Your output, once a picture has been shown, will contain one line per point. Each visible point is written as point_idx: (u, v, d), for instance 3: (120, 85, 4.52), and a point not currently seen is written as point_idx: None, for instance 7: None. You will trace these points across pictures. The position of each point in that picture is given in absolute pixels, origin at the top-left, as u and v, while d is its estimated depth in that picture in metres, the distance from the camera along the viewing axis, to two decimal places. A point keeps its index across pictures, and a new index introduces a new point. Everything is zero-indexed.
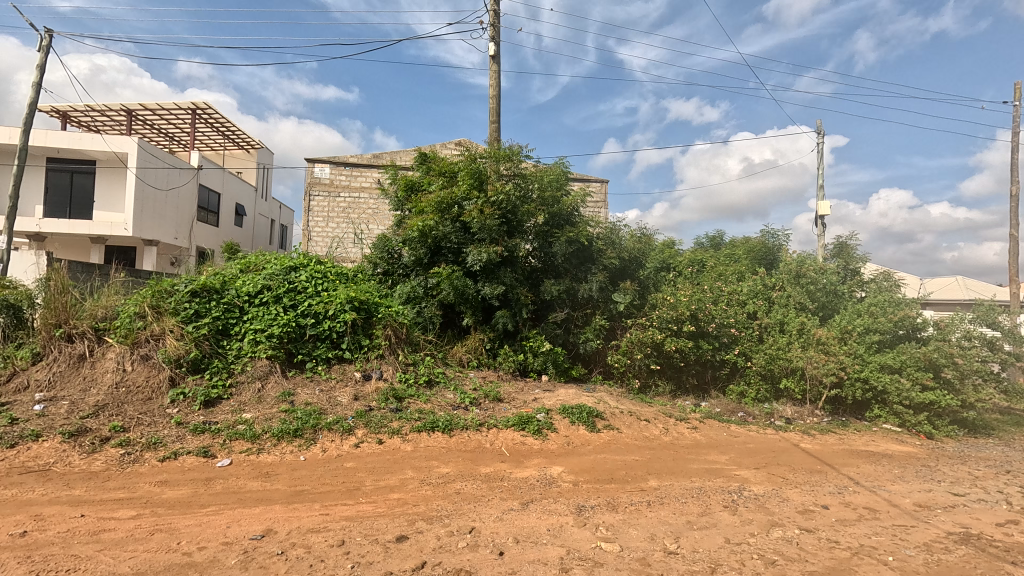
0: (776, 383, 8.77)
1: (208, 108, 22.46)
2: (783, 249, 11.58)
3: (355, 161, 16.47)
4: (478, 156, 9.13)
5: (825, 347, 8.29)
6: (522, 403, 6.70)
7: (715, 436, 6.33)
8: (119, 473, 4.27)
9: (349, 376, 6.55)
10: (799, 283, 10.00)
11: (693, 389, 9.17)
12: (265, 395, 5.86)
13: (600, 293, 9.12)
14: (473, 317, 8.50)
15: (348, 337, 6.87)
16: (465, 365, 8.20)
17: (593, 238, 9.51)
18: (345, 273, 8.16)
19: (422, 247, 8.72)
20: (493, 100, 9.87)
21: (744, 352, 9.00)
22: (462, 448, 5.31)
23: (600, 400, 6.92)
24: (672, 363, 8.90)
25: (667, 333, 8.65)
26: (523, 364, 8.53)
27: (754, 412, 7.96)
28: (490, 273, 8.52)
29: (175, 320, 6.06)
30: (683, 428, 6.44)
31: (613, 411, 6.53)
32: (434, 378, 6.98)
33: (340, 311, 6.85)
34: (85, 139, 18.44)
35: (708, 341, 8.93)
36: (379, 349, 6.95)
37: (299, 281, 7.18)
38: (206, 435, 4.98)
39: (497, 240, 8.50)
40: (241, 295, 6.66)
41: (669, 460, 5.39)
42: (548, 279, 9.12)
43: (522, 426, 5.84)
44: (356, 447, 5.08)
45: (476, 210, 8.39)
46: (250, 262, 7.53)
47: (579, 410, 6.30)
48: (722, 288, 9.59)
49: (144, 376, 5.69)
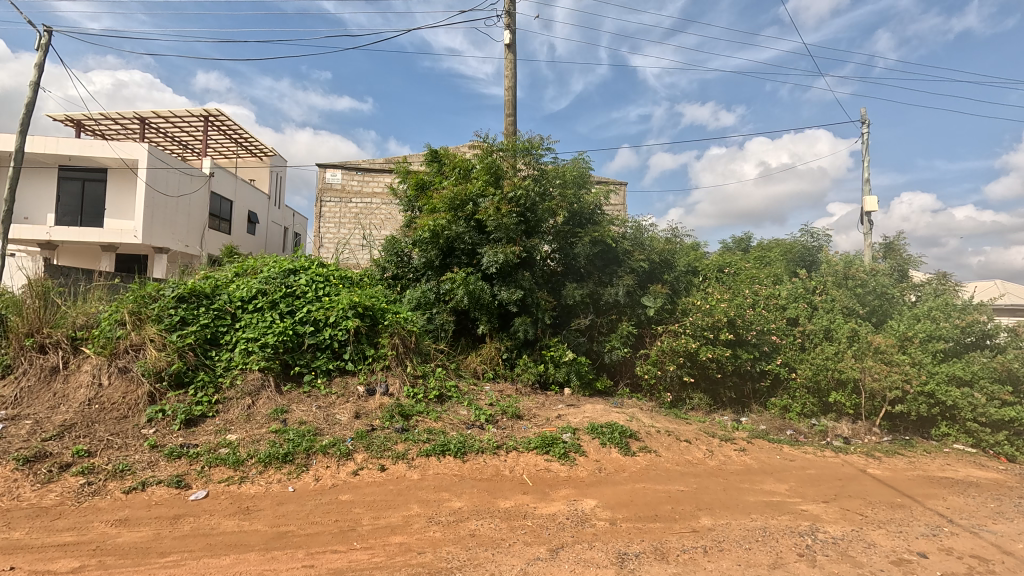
0: (824, 397, 7.92)
1: (220, 115, 22.27)
2: (823, 250, 10.71)
3: (367, 166, 15.97)
4: (495, 149, 8.47)
5: (885, 356, 7.35)
6: (544, 421, 5.96)
7: (767, 460, 5.51)
8: (72, 509, 3.61)
9: (351, 391, 5.89)
10: (845, 286, 9.15)
11: (731, 403, 8.33)
12: (255, 413, 5.18)
13: (627, 298, 8.38)
14: (488, 324, 7.76)
15: (350, 346, 6.21)
16: (480, 377, 7.47)
17: (618, 238, 8.77)
18: (350, 277, 7.52)
19: (434, 248, 8.05)
20: (510, 92, 9.23)
21: (789, 362, 8.18)
22: (478, 476, 4.58)
23: (632, 417, 6.14)
24: (707, 373, 8.11)
25: (702, 342, 7.90)
26: (543, 376, 7.77)
27: (805, 430, 7.10)
28: (507, 277, 7.82)
29: (157, 328, 5.44)
30: (730, 450, 5.63)
31: (648, 430, 5.75)
32: (446, 393, 6.28)
33: (342, 318, 6.20)
34: (96, 147, 18.18)
35: (747, 350, 8.12)
36: (385, 360, 6.27)
37: (298, 285, 6.56)
38: (182, 461, 4.32)
39: (514, 242, 7.81)
40: (234, 300, 6.05)
41: (720, 490, 4.60)
42: (570, 282, 8.39)
43: (546, 449, 5.10)
44: (354, 476, 4.37)
45: (491, 208, 7.69)
46: (246, 266, 6.91)
47: (611, 429, 5.54)
48: (760, 292, 8.83)
49: (120, 392, 5.08)
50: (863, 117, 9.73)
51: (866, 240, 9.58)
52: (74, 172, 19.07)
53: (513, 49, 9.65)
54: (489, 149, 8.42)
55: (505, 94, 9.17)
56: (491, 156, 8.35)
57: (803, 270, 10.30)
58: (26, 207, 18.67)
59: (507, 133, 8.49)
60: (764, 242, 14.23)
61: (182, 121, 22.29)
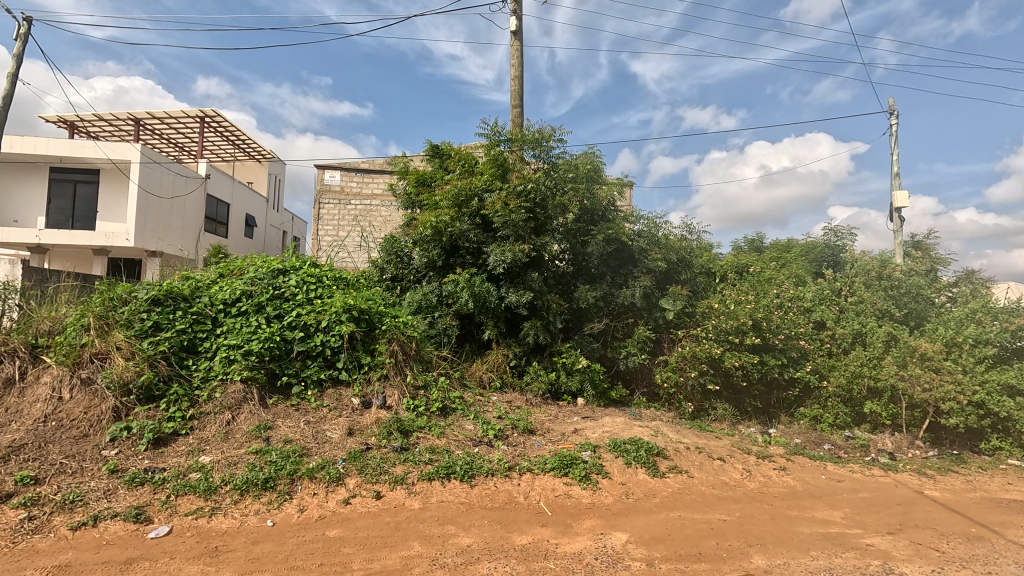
0: (857, 407, 7.41)
1: (216, 116, 21.76)
2: (848, 250, 10.12)
3: (368, 167, 15.43)
4: (500, 141, 7.86)
5: (932, 364, 6.77)
6: (559, 436, 5.35)
7: (812, 480, 4.89)
8: (3, 553, 3.01)
9: (345, 405, 5.31)
10: (875, 287, 8.57)
11: (756, 414, 7.73)
12: (234, 430, 4.56)
13: (644, 300, 7.79)
14: (495, 329, 7.17)
15: (344, 354, 5.62)
16: (486, 387, 6.86)
17: (633, 236, 8.18)
18: (345, 278, 6.94)
19: (436, 247, 7.46)
20: (517, 82, 8.67)
21: (820, 369, 7.60)
22: (488, 504, 3.97)
23: (657, 432, 5.54)
24: (731, 381, 7.52)
25: (725, 347, 7.36)
26: (554, 385, 7.15)
27: (843, 444, 6.49)
28: (515, 278, 7.23)
29: (126, 334, 4.84)
30: (769, 469, 5.02)
31: (676, 447, 5.15)
32: (449, 405, 5.68)
33: (335, 323, 5.64)
34: (88, 147, 17.71)
35: (775, 356, 7.53)
36: (383, 368, 5.67)
37: (287, 287, 5.99)
38: (145, 489, 3.73)
39: (524, 240, 7.24)
40: (215, 303, 5.47)
41: (768, 520, 3.99)
42: (582, 284, 7.81)
43: (564, 470, 4.50)
44: (344, 506, 3.76)
45: (498, 203, 7.13)
46: (231, 265, 6.33)
47: (635, 447, 4.95)
48: (784, 294, 8.28)
49: (82, 407, 4.48)
50: (892, 107, 9.15)
51: (897, 238, 8.98)
52: (66, 174, 18.52)
53: (520, 37, 9.10)
54: (494, 142, 7.83)
55: (512, 85, 8.62)
56: (498, 148, 7.77)
57: (828, 271, 9.70)
58: (16, 209, 18.15)
59: (515, 123, 7.92)
60: (780, 242, 13.63)
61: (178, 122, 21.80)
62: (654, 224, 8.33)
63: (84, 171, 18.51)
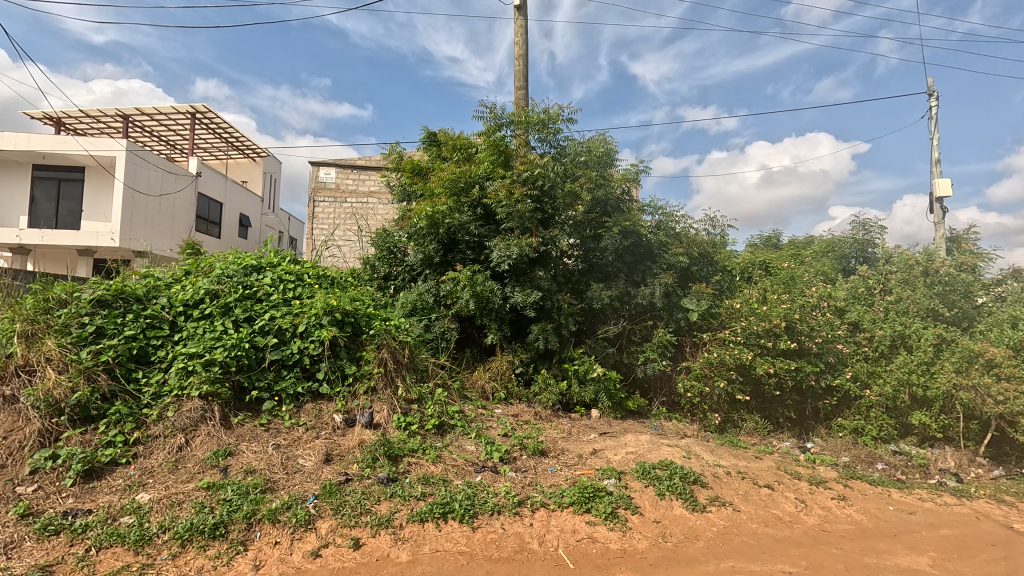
0: (903, 418, 6.69)
1: (208, 112, 20.98)
2: (880, 244, 9.34)
3: (364, 163, 14.66)
4: (502, 127, 7.01)
5: (1001, 372, 6.18)
6: (576, 459, 4.57)
7: (881, 514, 4.09)
8: None
9: (324, 424, 4.54)
10: (916, 285, 7.79)
11: (789, 426, 6.98)
12: (186, 459, 3.78)
13: (664, 300, 7.02)
14: (498, 332, 6.38)
15: (325, 363, 4.84)
16: (489, 399, 6.07)
17: (650, 229, 7.39)
18: (330, 277, 6.15)
19: (433, 241, 6.69)
20: (522, 62, 7.89)
21: (860, 376, 6.84)
22: (495, 554, 3.18)
23: (689, 453, 4.76)
24: (762, 390, 6.75)
25: (756, 351, 6.61)
26: (566, 396, 6.36)
27: (898, 462, 5.71)
28: (520, 276, 6.46)
29: (60, 341, 4.05)
30: (826, 498, 4.23)
31: (715, 472, 4.36)
32: (448, 422, 4.90)
33: (315, 327, 4.86)
34: (69, 142, 16.81)
35: (811, 363, 6.77)
36: (370, 380, 4.88)
37: (260, 286, 5.23)
38: (60, 541, 2.95)
39: (531, 233, 6.45)
40: (174, 305, 4.71)
41: (843, 572, 3.20)
42: (595, 283, 7.02)
43: (586, 506, 3.71)
44: (313, 560, 2.97)
45: (502, 191, 6.37)
46: (199, 262, 5.56)
47: (668, 474, 4.17)
48: (816, 292, 7.51)
49: (1, 431, 3.71)
50: (931, 87, 8.36)
51: (938, 231, 8.20)
52: (50, 171, 17.78)
53: (523, 14, 8.33)
54: (495, 127, 6.98)
55: (516, 65, 7.85)
56: (500, 133, 6.96)
57: (860, 267, 8.92)
58: None
59: (519, 105, 7.13)
60: (799, 239, 12.88)
61: (168, 119, 21.04)
62: (673, 216, 7.55)
63: (68, 169, 17.77)
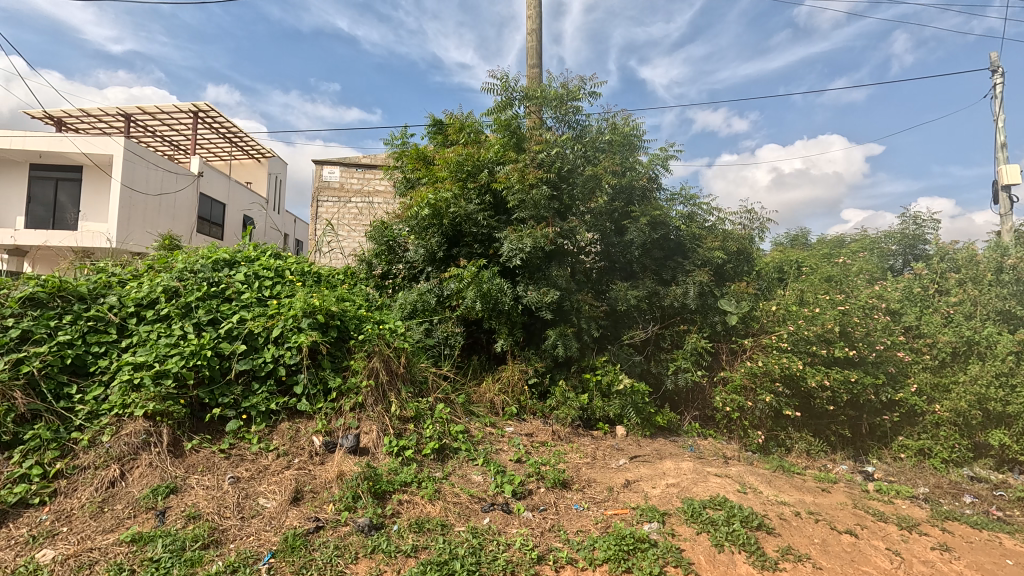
0: (977, 437, 5.78)
1: (211, 111, 20.40)
2: (932, 241, 8.41)
3: (368, 162, 13.92)
4: (514, 101, 6.19)
5: None
6: (606, 495, 3.73)
7: (999, 571, 3.20)
8: None
9: (300, 449, 3.73)
10: (983, 284, 6.87)
11: (842, 446, 6.07)
12: (118, 500, 3.00)
13: (698, 301, 6.17)
14: (510, 337, 5.54)
15: (304, 374, 4.04)
16: (499, 415, 5.25)
17: (681, 221, 6.54)
18: (317, 274, 5.37)
19: (435, 234, 5.91)
20: (536, 38, 7.09)
21: (926, 389, 5.94)
22: None
23: (744, 486, 3.90)
24: (812, 405, 5.87)
25: (806, 360, 5.74)
26: (586, 411, 5.51)
27: (987, 493, 4.80)
28: (534, 273, 5.65)
29: None
30: (927, 549, 3.35)
31: (782, 513, 3.50)
32: (449, 446, 4.08)
33: (292, 332, 4.07)
34: (67, 139, 16.31)
35: (868, 374, 5.86)
36: (358, 394, 4.07)
37: (231, 283, 4.47)
38: None
39: (548, 223, 5.63)
40: (125, 306, 3.96)
41: None
42: (618, 281, 6.18)
43: (626, 564, 2.86)
44: None
45: (514, 175, 5.56)
46: (164, 257, 4.81)
47: (725, 518, 3.31)
48: (870, 292, 6.62)
49: None
50: (994, 63, 7.44)
51: (1003, 224, 7.28)
52: (47, 172, 17.23)
53: None
54: (507, 101, 6.15)
55: (529, 41, 7.04)
56: (512, 111, 6.12)
57: (913, 265, 7.99)
58: None
59: (533, 81, 6.32)
60: (830, 237, 11.94)
61: (170, 118, 20.50)
62: (707, 207, 6.70)
63: (66, 168, 17.24)
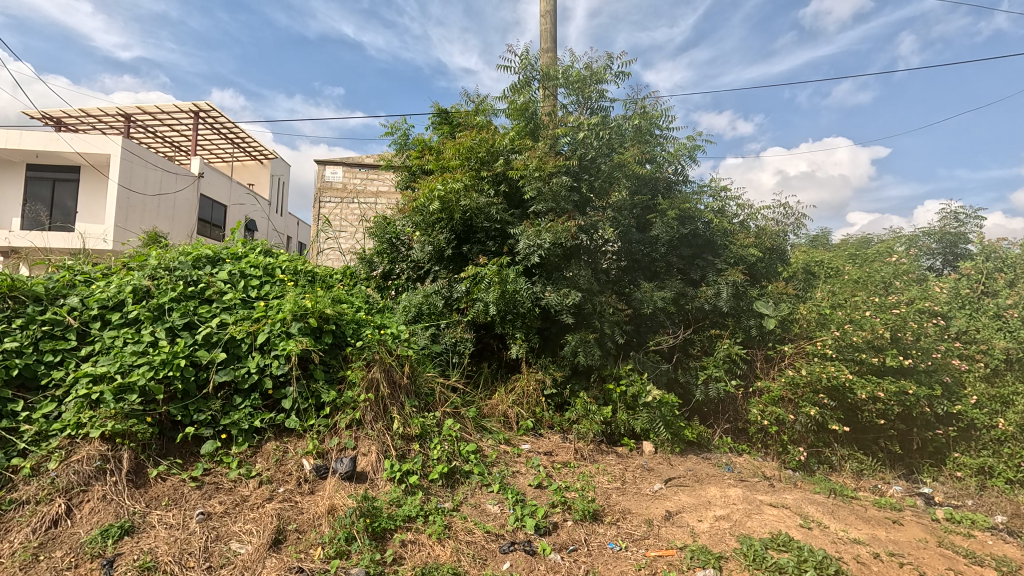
0: None
1: (212, 111, 20.00)
2: (975, 240, 7.81)
3: (372, 161, 13.42)
4: (532, 82, 5.69)
5: None
6: (645, 530, 3.17)
7: None
8: None
9: (287, 475, 3.20)
10: None
11: (892, 463, 5.48)
12: (60, 548, 2.49)
13: (731, 303, 5.60)
14: (525, 343, 4.99)
15: (293, 387, 3.49)
16: (513, 430, 4.70)
17: (711, 215, 5.98)
18: (312, 273, 4.84)
19: (443, 230, 5.37)
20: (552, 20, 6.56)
21: (985, 401, 5.36)
22: None
23: (806, 519, 3.33)
24: (859, 420, 5.29)
25: (856, 369, 5.16)
26: (610, 426, 4.94)
27: None
28: (553, 273, 5.11)
29: None
30: None
31: (859, 556, 2.93)
32: (460, 469, 3.52)
33: (280, 337, 3.52)
34: (64, 139, 15.88)
35: (923, 384, 5.28)
36: (354, 410, 3.53)
37: (212, 282, 3.94)
38: None
39: (568, 216, 5.08)
40: (88, 308, 3.44)
41: None
42: (643, 282, 5.62)
43: None
44: None
45: (531, 163, 5.03)
46: (140, 253, 4.29)
47: (796, 564, 2.74)
48: (919, 293, 6.02)
49: None
50: None
51: None
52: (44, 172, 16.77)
53: None
54: (524, 82, 5.64)
55: (545, 23, 6.51)
56: (529, 93, 5.60)
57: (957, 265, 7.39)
58: None
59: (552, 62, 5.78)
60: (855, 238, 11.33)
61: (171, 118, 20.11)
62: (738, 201, 6.14)
63: (63, 169, 16.80)
